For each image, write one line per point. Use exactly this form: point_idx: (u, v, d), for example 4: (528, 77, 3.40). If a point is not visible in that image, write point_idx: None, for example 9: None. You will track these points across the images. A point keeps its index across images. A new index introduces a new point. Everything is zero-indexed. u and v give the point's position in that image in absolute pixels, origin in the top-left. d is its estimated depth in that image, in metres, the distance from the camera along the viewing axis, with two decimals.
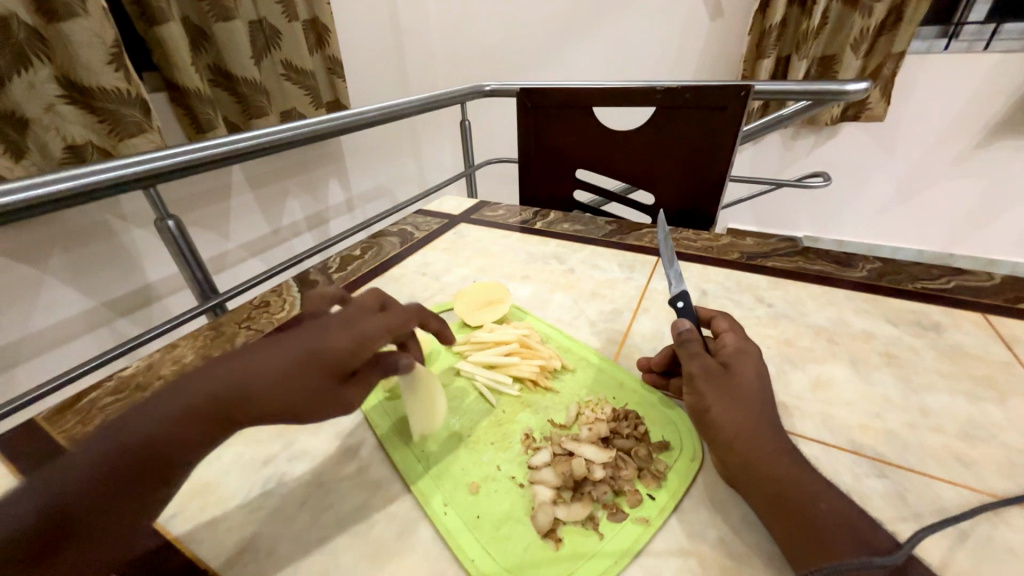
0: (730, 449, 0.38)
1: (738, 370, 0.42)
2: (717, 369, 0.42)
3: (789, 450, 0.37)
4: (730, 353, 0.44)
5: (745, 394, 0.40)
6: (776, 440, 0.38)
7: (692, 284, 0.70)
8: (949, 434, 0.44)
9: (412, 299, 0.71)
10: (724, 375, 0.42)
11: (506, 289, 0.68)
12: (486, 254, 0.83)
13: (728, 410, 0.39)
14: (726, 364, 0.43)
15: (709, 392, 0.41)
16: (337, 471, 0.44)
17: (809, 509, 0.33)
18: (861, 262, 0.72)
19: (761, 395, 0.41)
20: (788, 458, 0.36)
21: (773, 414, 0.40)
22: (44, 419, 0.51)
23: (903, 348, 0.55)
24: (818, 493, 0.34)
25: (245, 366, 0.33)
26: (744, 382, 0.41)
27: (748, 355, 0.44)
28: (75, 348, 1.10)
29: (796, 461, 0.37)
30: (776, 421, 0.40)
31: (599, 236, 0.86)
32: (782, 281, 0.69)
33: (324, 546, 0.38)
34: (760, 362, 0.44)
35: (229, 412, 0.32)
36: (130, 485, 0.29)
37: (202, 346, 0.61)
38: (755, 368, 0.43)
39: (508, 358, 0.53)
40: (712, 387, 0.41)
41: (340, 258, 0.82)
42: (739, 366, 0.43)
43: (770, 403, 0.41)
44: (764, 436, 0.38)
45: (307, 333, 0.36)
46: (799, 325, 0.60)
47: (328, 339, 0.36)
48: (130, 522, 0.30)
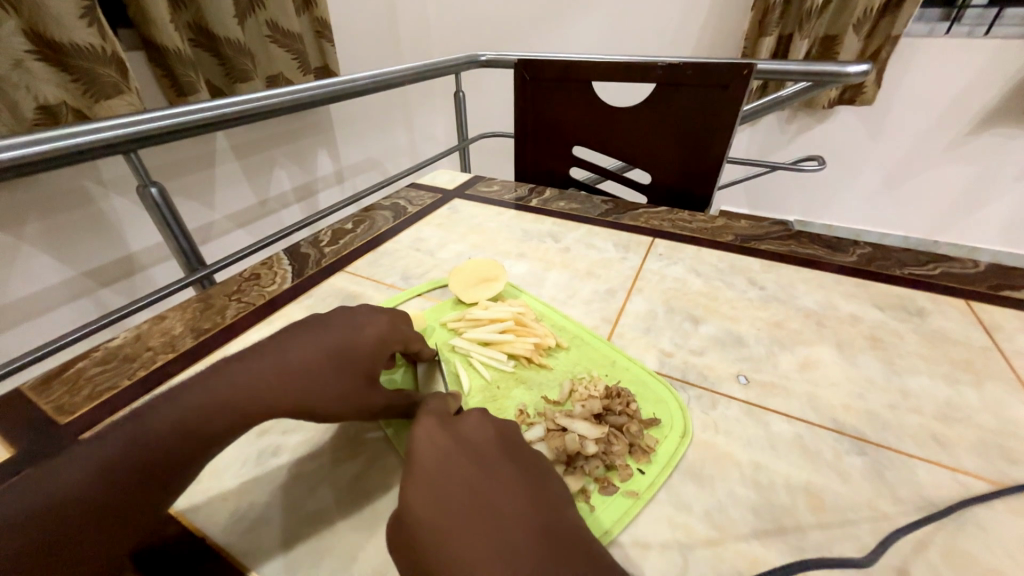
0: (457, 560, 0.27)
1: (461, 467, 0.33)
2: (434, 474, 0.32)
3: (543, 559, 0.27)
4: (463, 439, 0.36)
5: (467, 500, 0.31)
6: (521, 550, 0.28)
7: (686, 266, 0.70)
8: (927, 415, 0.45)
9: (406, 274, 0.70)
10: (441, 478, 0.32)
11: (501, 266, 0.68)
12: (480, 231, 0.82)
13: (435, 530, 0.29)
14: (450, 457, 0.34)
15: (419, 507, 0.30)
16: (333, 442, 0.45)
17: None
18: (853, 247, 0.73)
19: (451, 477, 0.32)
20: (471, 544, 0.28)
21: (520, 510, 0.31)
22: (30, 389, 0.50)
23: (888, 332, 0.56)
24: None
25: (266, 361, 0.38)
26: (425, 466, 0.33)
27: (489, 440, 0.36)
28: (56, 318, 1.08)
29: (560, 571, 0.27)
30: (529, 516, 0.30)
31: (595, 216, 0.85)
32: (775, 264, 0.70)
33: (321, 515, 0.39)
34: (509, 444, 0.36)
35: (258, 404, 0.36)
36: (171, 458, 0.33)
37: (190, 319, 0.60)
38: (488, 458, 0.35)
39: (503, 335, 0.53)
40: (426, 499, 0.31)
41: (332, 231, 0.81)
42: (462, 460, 0.34)
43: (524, 493, 0.32)
44: (511, 539, 0.29)
45: (324, 333, 0.42)
46: (789, 308, 0.61)
47: (351, 341, 0.42)
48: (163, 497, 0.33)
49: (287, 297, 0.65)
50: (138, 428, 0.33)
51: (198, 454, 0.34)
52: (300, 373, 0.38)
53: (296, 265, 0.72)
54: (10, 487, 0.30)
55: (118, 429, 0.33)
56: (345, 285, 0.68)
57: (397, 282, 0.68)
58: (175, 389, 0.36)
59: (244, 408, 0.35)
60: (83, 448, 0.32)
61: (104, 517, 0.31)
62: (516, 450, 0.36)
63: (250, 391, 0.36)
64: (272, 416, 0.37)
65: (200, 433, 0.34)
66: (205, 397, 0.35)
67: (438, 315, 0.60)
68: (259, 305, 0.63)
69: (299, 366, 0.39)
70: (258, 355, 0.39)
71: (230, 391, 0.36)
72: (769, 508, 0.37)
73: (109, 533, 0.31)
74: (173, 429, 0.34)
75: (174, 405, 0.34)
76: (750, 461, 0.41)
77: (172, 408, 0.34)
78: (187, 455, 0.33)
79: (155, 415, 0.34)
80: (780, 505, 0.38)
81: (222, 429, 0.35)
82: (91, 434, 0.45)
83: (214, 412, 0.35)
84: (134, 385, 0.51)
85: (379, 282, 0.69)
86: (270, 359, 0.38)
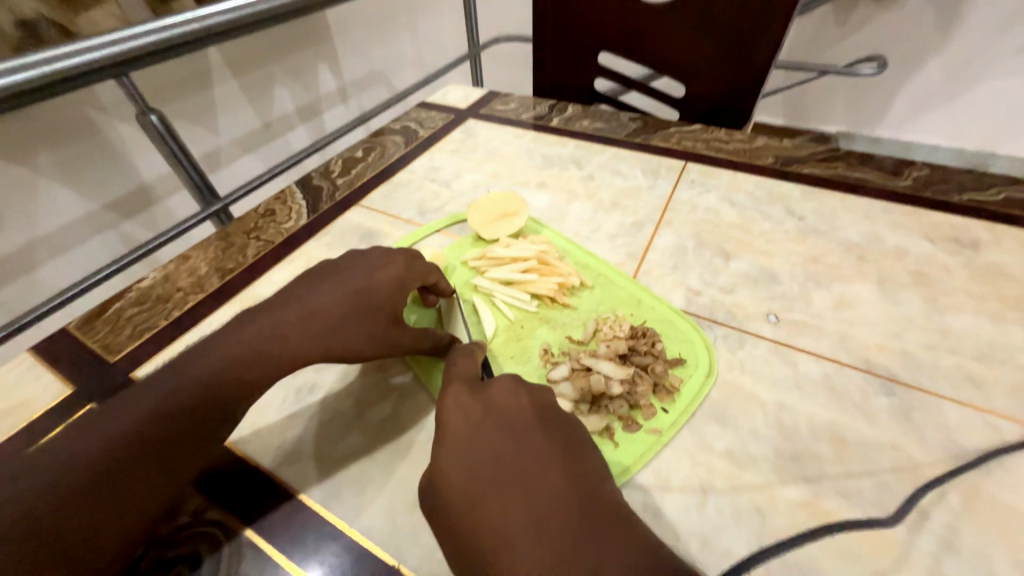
0: (490, 523, 0.30)
1: (491, 436, 0.34)
2: (466, 440, 0.34)
3: (570, 519, 0.30)
4: (494, 405, 0.36)
5: (500, 470, 0.32)
6: (556, 526, 0.29)
7: (720, 194, 0.65)
8: (965, 355, 0.44)
9: (422, 208, 0.68)
10: (473, 445, 0.34)
11: (522, 199, 0.64)
12: (498, 156, 0.77)
13: (467, 493, 0.31)
14: (482, 426, 0.35)
15: (452, 471, 0.32)
16: (365, 380, 0.46)
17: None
18: (908, 169, 0.66)
19: (483, 443, 0.34)
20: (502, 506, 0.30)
21: (550, 482, 0.32)
22: (76, 328, 0.52)
23: (936, 268, 0.53)
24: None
25: (291, 313, 0.39)
26: (458, 435, 0.34)
27: (523, 405, 0.36)
28: (88, 251, 1.11)
29: (598, 548, 0.28)
30: (558, 482, 0.32)
31: (622, 137, 0.78)
32: (818, 192, 0.64)
33: (360, 450, 0.41)
34: (538, 406, 0.37)
35: (281, 349, 0.38)
36: (209, 401, 0.35)
37: (214, 258, 0.60)
38: (518, 425, 0.35)
39: (526, 275, 0.52)
40: (458, 464, 0.32)
41: (342, 161, 0.77)
42: (492, 428, 0.35)
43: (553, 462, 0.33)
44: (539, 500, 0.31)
45: (344, 279, 0.42)
46: (829, 242, 0.57)
47: (366, 283, 0.41)
48: (208, 435, 0.35)
49: (305, 235, 0.64)
50: (181, 373, 0.36)
51: (233, 397, 0.36)
52: (320, 320, 0.39)
53: (309, 200, 0.69)
54: (76, 428, 0.33)
55: (163, 376, 0.36)
56: (361, 220, 0.66)
57: (414, 218, 0.66)
58: (208, 339, 0.38)
59: (270, 354, 0.37)
60: (132, 394, 0.35)
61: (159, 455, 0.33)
62: (549, 417, 0.36)
63: (279, 343, 0.38)
64: (294, 362, 0.38)
65: (231, 377, 0.36)
66: (234, 346, 0.37)
67: (457, 253, 0.59)
68: (277, 244, 0.63)
69: (318, 313, 0.39)
70: (283, 305, 0.40)
71: (254, 340, 0.38)
72: (790, 447, 0.38)
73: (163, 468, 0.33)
74: (210, 377, 0.36)
75: (207, 352, 0.37)
76: (774, 401, 0.41)
77: (209, 357, 0.36)
78: (223, 398, 0.36)
79: (190, 364, 0.36)
80: (802, 445, 0.38)
81: (250, 373, 0.37)
82: (141, 373, 0.48)
83: (248, 361, 0.37)
84: (170, 326, 0.52)
85: (395, 217, 0.66)
86: (290, 307, 0.40)
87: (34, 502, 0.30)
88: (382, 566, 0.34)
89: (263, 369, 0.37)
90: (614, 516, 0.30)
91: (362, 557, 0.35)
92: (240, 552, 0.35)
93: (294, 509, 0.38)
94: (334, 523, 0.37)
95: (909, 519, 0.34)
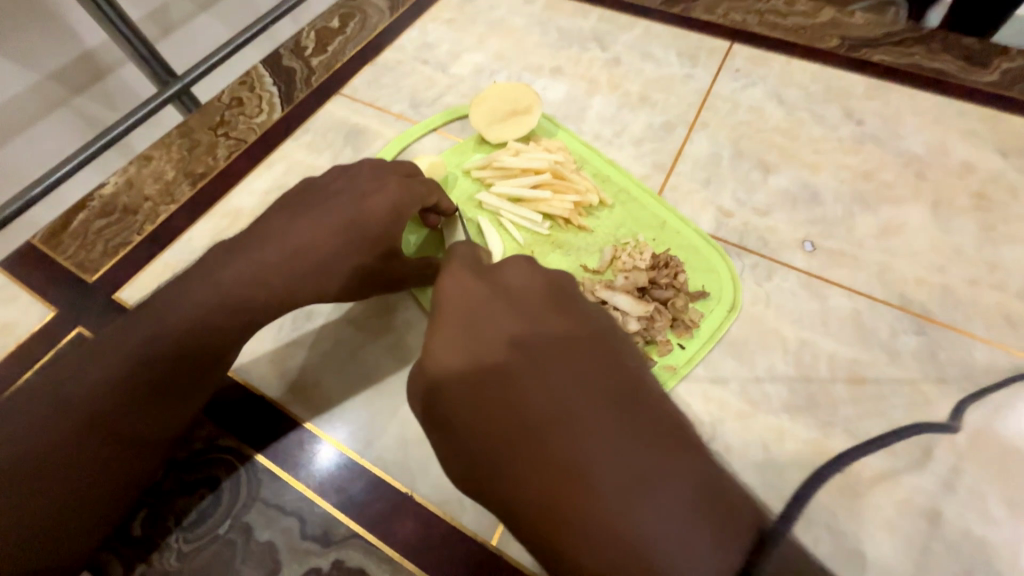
0: (498, 404, 0.26)
1: (499, 317, 0.30)
2: (469, 321, 0.30)
3: (592, 399, 0.25)
4: (501, 287, 0.32)
5: (507, 348, 0.28)
6: (579, 403, 0.25)
7: (769, 87, 0.55)
8: (1008, 292, 0.41)
9: (415, 100, 0.57)
10: (478, 326, 0.30)
11: (534, 92, 0.53)
12: (504, 30, 0.63)
13: (472, 374, 0.28)
14: (489, 307, 0.31)
15: (454, 353, 0.29)
16: (365, 307, 0.43)
17: (612, 516, 0.22)
18: (1000, 57, 0.54)
19: (489, 324, 0.30)
20: (512, 386, 0.26)
21: (571, 362, 0.27)
22: (42, 243, 0.47)
23: (1002, 189, 0.46)
24: (638, 486, 0.23)
25: (274, 250, 0.35)
26: (461, 317, 0.30)
27: (535, 288, 0.32)
28: (44, 134, 0.87)
29: (628, 425, 0.25)
30: (578, 362, 0.27)
31: (656, 4, 0.63)
32: (885, 88, 0.54)
33: (368, 383, 0.40)
34: (552, 290, 0.32)
35: (266, 292, 0.35)
36: (196, 348, 0.33)
37: (179, 160, 0.53)
38: (530, 306, 0.31)
39: (538, 192, 0.46)
40: (461, 346, 0.29)
41: (314, 31, 0.63)
42: (499, 309, 0.30)
43: (572, 344, 0.28)
44: (556, 381, 0.26)
45: (328, 209, 0.37)
46: (887, 154, 0.49)
47: (355, 214, 0.37)
48: (202, 377, 0.34)
49: (281, 133, 0.55)
50: (158, 317, 0.33)
51: (221, 343, 0.34)
52: (306, 258, 0.36)
53: (281, 86, 0.58)
54: (60, 374, 0.32)
55: (138, 319, 0.33)
56: (344, 114, 0.56)
57: (406, 113, 0.56)
58: (184, 279, 0.34)
59: (254, 298, 0.34)
60: (111, 338, 0.32)
61: (150, 401, 0.32)
62: (565, 300, 0.32)
63: (263, 285, 0.35)
64: (282, 305, 0.36)
65: (215, 322, 0.33)
66: (213, 288, 0.34)
67: (459, 160, 0.51)
68: (251, 143, 0.54)
69: (304, 250, 0.36)
70: (261, 241, 0.36)
71: (234, 283, 0.34)
72: (806, 387, 0.37)
73: (158, 411, 0.33)
74: (190, 323, 0.33)
75: (183, 296, 0.33)
76: (796, 338, 0.39)
77: (184, 301, 0.33)
78: (210, 343, 0.34)
79: (165, 308, 0.33)
80: (818, 384, 0.38)
81: (237, 318, 0.34)
82: (126, 295, 0.45)
83: (232, 307, 0.34)
84: (146, 242, 0.48)
85: (384, 111, 0.57)
86: (272, 241, 0.36)
87: (31, 440, 0.30)
88: (397, 492, 0.36)
89: (251, 312, 0.34)
90: (643, 394, 0.26)
91: (378, 485, 0.36)
92: (258, 479, 0.37)
93: (306, 440, 0.38)
94: (350, 456, 0.38)
95: (911, 457, 0.35)
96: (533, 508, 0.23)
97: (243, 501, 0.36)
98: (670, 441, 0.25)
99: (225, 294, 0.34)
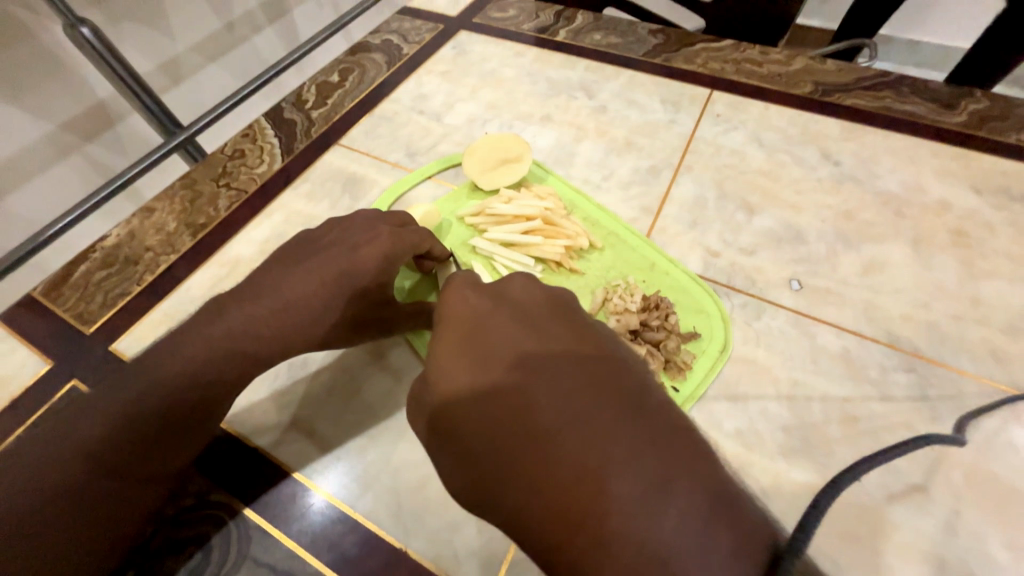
0: (505, 414, 0.26)
1: (503, 330, 0.30)
2: (473, 334, 0.30)
3: (598, 405, 0.25)
4: (504, 300, 0.32)
5: (513, 358, 0.28)
6: (586, 412, 0.25)
7: (749, 131, 0.58)
8: (993, 327, 0.42)
9: (411, 149, 0.60)
10: (482, 338, 0.30)
11: (524, 141, 0.56)
12: (496, 81, 0.67)
13: (478, 385, 0.28)
14: (492, 320, 0.31)
15: (459, 365, 0.29)
16: (359, 354, 0.43)
17: (625, 521, 0.22)
18: (965, 100, 0.57)
19: (493, 336, 0.30)
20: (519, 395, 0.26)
21: (576, 372, 0.27)
22: (42, 295, 0.48)
23: (979, 225, 0.48)
24: (649, 492, 0.22)
25: (267, 304, 0.36)
26: (465, 330, 0.31)
27: (537, 301, 0.33)
28: (58, 181, 0.90)
29: (637, 431, 0.24)
30: (584, 372, 0.27)
31: (639, 55, 0.67)
32: (859, 129, 0.56)
33: (362, 433, 0.40)
34: (554, 303, 0.33)
35: (258, 344, 0.35)
36: (186, 404, 0.33)
37: (181, 211, 0.54)
38: (533, 318, 0.31)
39: (530, 237, 0.47)
40: (465, 359, 0.29)
41: (316, 85, 0.67)
42: (502, 321, 0.31)
43: (576, 353, 0.29)
44: (563, 387, 0.26)
45: (321, 260, 0.38)
46: (866, 194, 0.51)
47: (347, 264, 0.38)
48: (190, 433, 0.34)
49: (281, 183, 0.57)
50: (149, 374, 0.33)
51: (211, 397, 0.34)
52: (299, 309, 0.36)
53: (282, 137, 0.61)
54: (46, 437, 0.31)
55: (130, 377, 0.33)
56: (343, 164, 0.59)
57: (403, 161, 0.59)
58: (177, 335, 0.35)
59: (246, 351, 0.35)
60: (101, 397, 0.32)
61: (135, 460, 0.31)
62: (567, 312, 0.32)
63: (255, 338, 0.35)
64: (275, 356, 0.36)
65: (205, 377, 0.34)
66: (205, 342, 0.34)
67: (454, 206, 0.53)
68: (251, 194, 0.56)
69: (296, 301, 0.36)
70: (256, 295, 0.37)
71: (227, 336, 0.35)
72: (800, 428, 0.37)
73: (143, 471, 0.32)
74: (180, 379, 0.33)
75: (175, 352, 0.34)
76: (788, 378, 0.40)
77: (177, 356, 0.33)
78: (199, 398, 0.34)
79: (157, 365, 0.33)
80: (813, 426, 0.38)
81: (229, 372, 0.34)
82: (122, 346, 0.45)
83: (222, 361, 0.34)
84: (145, 293, 0.49)
85: (381, 160, 0.59)
86: (265, 294, 0.37)
87: (11, 502, 0.29)
88: (390, 547, 0.35)
89: (243, 365, 0.35)
90: (650, 397, 0.26)
91: (371, 540, 0.36)
92: (249, 536, 0.36)
93: (299, 493, 0.37)
94: (343, 509, 0.37)
95: (910, 499, 0.35)
96: (542, 516, 0.23)
97: (232, 559, 0.35)
98: (682, 445, 0.24)
99: (216, 349, 0.34)
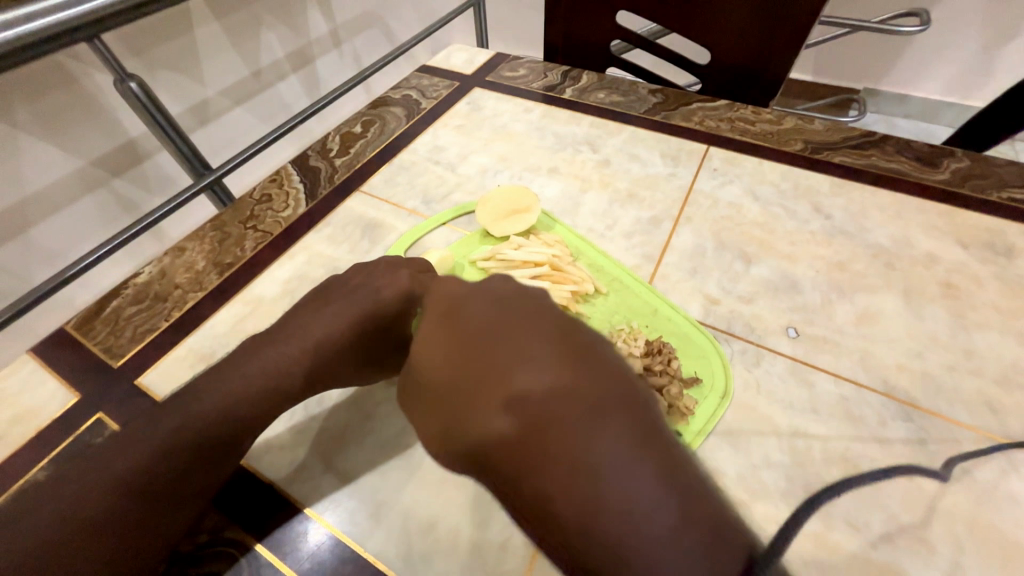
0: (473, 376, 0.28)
1: (478, 302, 0.32)
2: (451, 309, 0.32)
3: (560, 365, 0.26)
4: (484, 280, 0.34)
5: (484, 325, 0.30)
6: (552, 371, 0.26)
7: (744, 185, 0.62)
8: (986, 378, 0.43)
9: (427, 197, 0.64)
10: (459, 311, 0.32)
11: (533, 193, 0.60)
12: (507, 135, 0.72)
13: (450, 351, 0.30)
14: (470, 296, 0.33)
15: (436, 336, 0.31)
16: (374, 392, 0.45)
17: (574, 472, 0.23)
18: (947, 159, 0.61)
19: (468, 309, 0.32)
20: (487, 358, 0.28)
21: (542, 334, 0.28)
22: (75, 328, 0.51)
23: (967, 278, 0.50)
24: (606, 447, 0.23)
25: (297, 343, 0.39)
26: (446, 306, 0.33)
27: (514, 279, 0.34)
28: (81, 215, 0.94)
29: (603, 403, 0.24)
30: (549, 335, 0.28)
31: (639, 113, 0.72)
32: (848, 185, 0.60)
33: (375, 470, 0.41)
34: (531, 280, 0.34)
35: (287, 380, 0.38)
36: (218, 437, 0.35)
37: (210, 251, 0.58)
38: (509, 292, 0.33)
39: (539, 282, 0.50)
40: (442, 330, 0.31)
41: (340, 136, 0.72)
42: (479, 295, 0.33)
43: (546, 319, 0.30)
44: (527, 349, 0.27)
45: (347, 302, 0.41)
46: (857, 246, 0.54)
47: (372, 306, 0.40)
48: (219, 465, 0.36)
49: (305, 226, 0.61)
50: (185, 410, 0.35)
51: (241, 430, 0.36)
52: (326, 347, 0.39)
53: (307, 183, 0.65)
54: (82, 471, 0.33)
55: (166, 412, 0.35)
56: (363, 209, 0.63)
57: (419, 208, 0.62)
58: (212, 371, 0.37)
59: (276, 388, 0.37)
60: (137, 431, 0.34)
61: (168, 490, 0.33)
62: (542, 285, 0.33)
63: (285, 375, 0.38)
64: (302, 390, 0.39)
65: (238, 411, 0.36)
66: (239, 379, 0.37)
67: (466, 252, 0.56)
68: (276, 236, 0.60)
69: (323, 340, 0.39)
70: (286, 335, 0.39)
71: (260, 374, 0.37)
72: (802, 476, 0.38)
73: (174, 501, 0.33)
74: (215, 413, 0.35)
75: (210, 388, 0.36)
76: (789, 426, 0.41)
77: (211, 393, 0.36)
78: (231, 432, 0.35)
79: (193, 400, 0.35)
80: (814, 473, 0.38)
81: (260, 406, 0.37)
82: (146, 379, 0.47)
83: (254, 397, 0.36)
84: (171, 329, 0.51)
85: (398, 206, 0.63)
86: (294, 333, 0.39)
87: (49, 535, 0.30)
88: None
89: (273, 399, 0.37)
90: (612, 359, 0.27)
91: None
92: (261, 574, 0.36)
93: (311, 531, 0.38)
94: (353, 548, 0.37)
95: (913, 550, 0.35)
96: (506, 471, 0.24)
97: None
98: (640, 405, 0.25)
99: (249, 385, 0.36)
